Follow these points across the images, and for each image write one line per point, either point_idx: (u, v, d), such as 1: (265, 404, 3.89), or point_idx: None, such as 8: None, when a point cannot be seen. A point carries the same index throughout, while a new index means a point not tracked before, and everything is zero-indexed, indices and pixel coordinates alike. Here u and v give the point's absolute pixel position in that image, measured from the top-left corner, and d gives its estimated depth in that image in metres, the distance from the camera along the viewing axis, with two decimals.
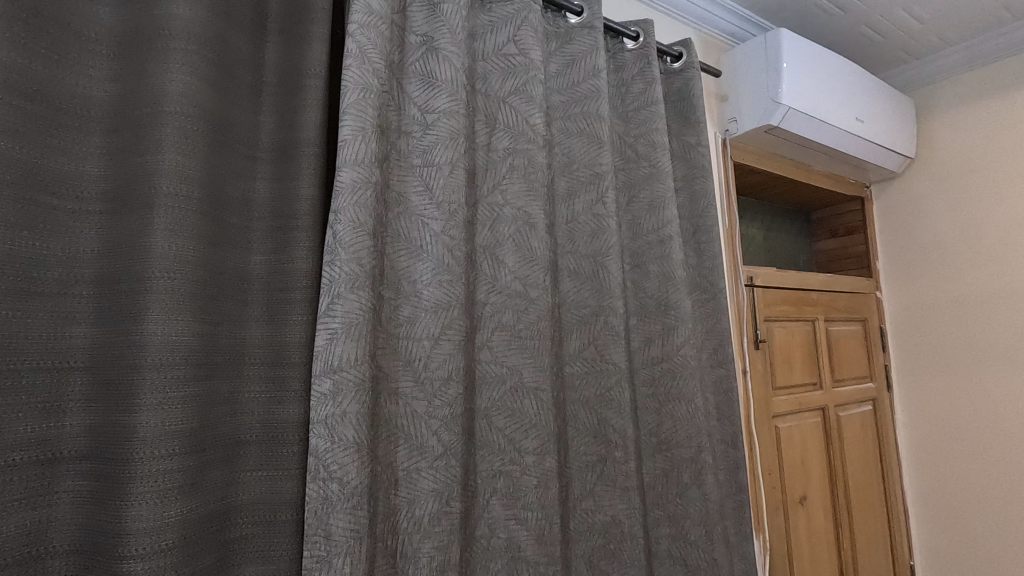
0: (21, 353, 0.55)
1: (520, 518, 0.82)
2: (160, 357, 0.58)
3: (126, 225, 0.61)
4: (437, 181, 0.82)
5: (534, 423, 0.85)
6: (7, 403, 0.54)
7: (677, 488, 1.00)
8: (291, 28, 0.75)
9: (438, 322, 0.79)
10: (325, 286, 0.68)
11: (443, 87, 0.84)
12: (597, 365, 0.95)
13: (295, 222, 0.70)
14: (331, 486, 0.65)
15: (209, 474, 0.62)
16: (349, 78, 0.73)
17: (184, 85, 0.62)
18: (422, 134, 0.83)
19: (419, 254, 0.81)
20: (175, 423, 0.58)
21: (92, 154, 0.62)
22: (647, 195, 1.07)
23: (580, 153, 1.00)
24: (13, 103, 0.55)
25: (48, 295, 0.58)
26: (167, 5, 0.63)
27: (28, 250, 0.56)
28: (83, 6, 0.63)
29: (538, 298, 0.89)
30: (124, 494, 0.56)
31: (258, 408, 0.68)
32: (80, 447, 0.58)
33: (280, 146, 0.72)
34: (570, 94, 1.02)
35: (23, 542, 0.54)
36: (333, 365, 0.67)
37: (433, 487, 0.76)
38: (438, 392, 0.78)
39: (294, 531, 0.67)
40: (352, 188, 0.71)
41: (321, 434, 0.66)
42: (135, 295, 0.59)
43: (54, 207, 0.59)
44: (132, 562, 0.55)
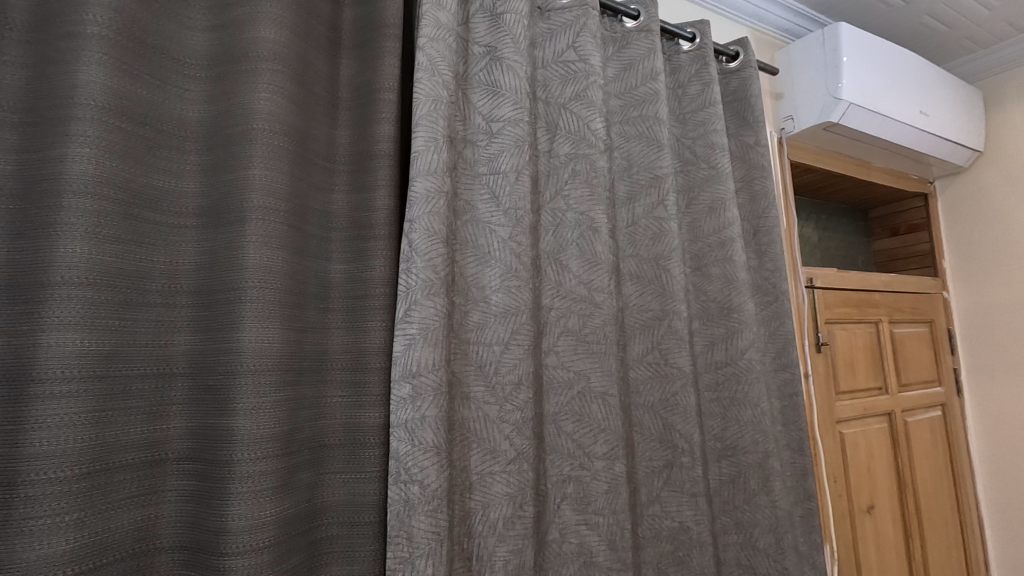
0: (131, 360, 0.59)
1: (589, 522, 0.83)
2: (255, 363, 0.61)
3: (221, 237, 0.64)
4: (504, 189, 0.84)
5: (602, 427, 0.85)
6: (119, 406, 0.58)
7: (745, 495, 0.98)
8: (364, 44, 0.77)
9: (507, 328, 0.81)
10: (402, 293, 0.70)
11: (507, 96, 0.86)
12: (662, 369, 0.94)
13: (372, 231, 0.72)
14: (413, 487, 0.67)
15: (298, 475, 0.64)
16: (421, 91, 0.75)
17: (272, 104, 0.65)
18: (488, 142, 0.85)
19: (487, 261, 0.82)
20: (268, 426, 0.61)
21: (189, 171, 0.66)
22: (707, 197, 1.06)
23: (638, 157, 1.00)
24: (122, 126, 0.59)
25: (153, 306, 0.61)
26: (254, 28, 0.67)
27: (136, 263, 0.60)
28: (179, 33, 0.66)
29: (603, 303, 0.89)
30: (224, 494, 0.59)
31: (341, 412, 0.70)
32: (183, 449, 0.62)
33: (356, 158, 0.75)
34: (628, 98, 1.02)
35: (135, 538, 0.58)
36: (412, 370, 0.68)
37: (506, 491, 0.77)
38: (509, 397, 0.79)
39: (376, 532, 0.68)
40: (426, 198, 0.72)
41: (401, 437, 0.67)
42: (230, 304, 0.62)
43: (157, 222, 0.62)
44: (233, 558, 0.57)
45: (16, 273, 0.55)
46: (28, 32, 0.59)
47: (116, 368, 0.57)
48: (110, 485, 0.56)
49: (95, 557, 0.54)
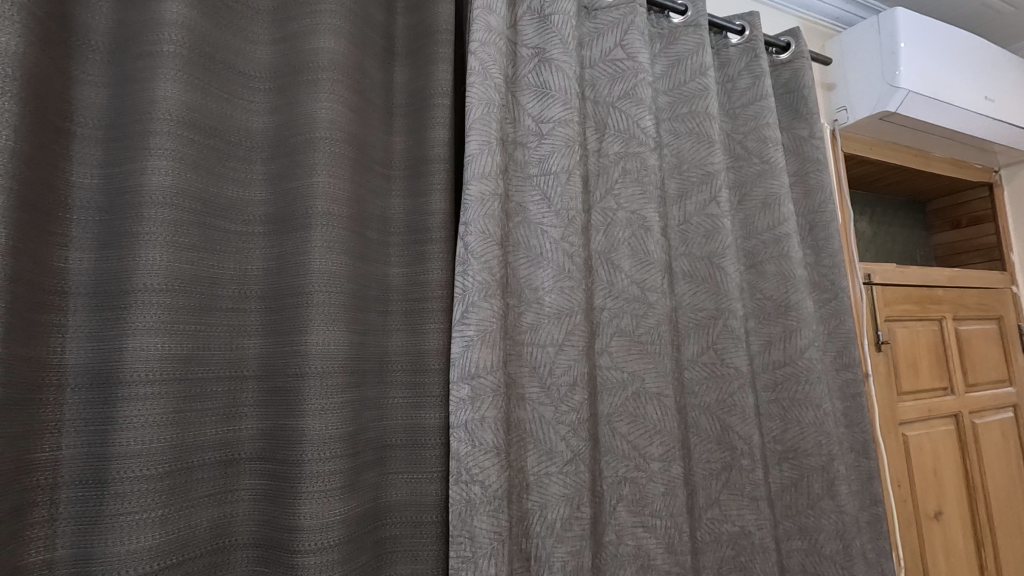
0: (207, 364, 0.61)
1: (647, 525, 0.81)
2: (321, 365, 0.63)
3: (288, 243, 0.66)
4: (555, 190, 0.83)
5: (658, 429, 0.84)
6: (197, 408, 0.60)
7: (808, 499, 0.95)
8: (418, 51, 0.78)
9: (561, 329, 0.80)
10: (459, 295, 0.71)
11: (557, 97, 0.86)
12: (718, 369, 0.93)
13: (429, 235, 0.73)
14: (474, 487, 0.67)
15: (364, 475, 0.66)
16: (474, 95, 0.76)
17: (332, 112, 0.67)
18: (538, 143, 0.85)
19: (540, 262, 0.82)
20: (335, 427, 0.62)
21: (256, 180, 0.68)
22: (760, 193, 1.03)
23: (688, 153, 0.99)
24: (195, 138, 0.62)
25: (225, 310, 0.64)
26: (315, 39, 0.69)
27: (210, 271, 0.62)
28: (245, 47, 0.69)
29: (657, 302, 0.88)
30: (295, 492, 0.60)
31: (402, 413, 0.71)
32: (255, 449, 0.64)
33: (412, 164, 0.76)
34: (677, 94, 1.01)
35: (213, 536, 0.60)
36: (471, 371, 0.69)
37: (564, 492, 0.76)
38: (564, 398, 0.79)
39: (438, 532, 0.69)
40: (480, 200, 0.73)
41: (461, 438, 0.68)
42: (297, 308, 0.64)
43: (227, 230, 0.65)
44: (305, 556, 0.59)
45: (102, 282, 0.58)
46: (109, 52, 0.62)
47: (193, 371, 0.60)
48: (190, 483, 0.59)
49: (177, 553, 0.56)
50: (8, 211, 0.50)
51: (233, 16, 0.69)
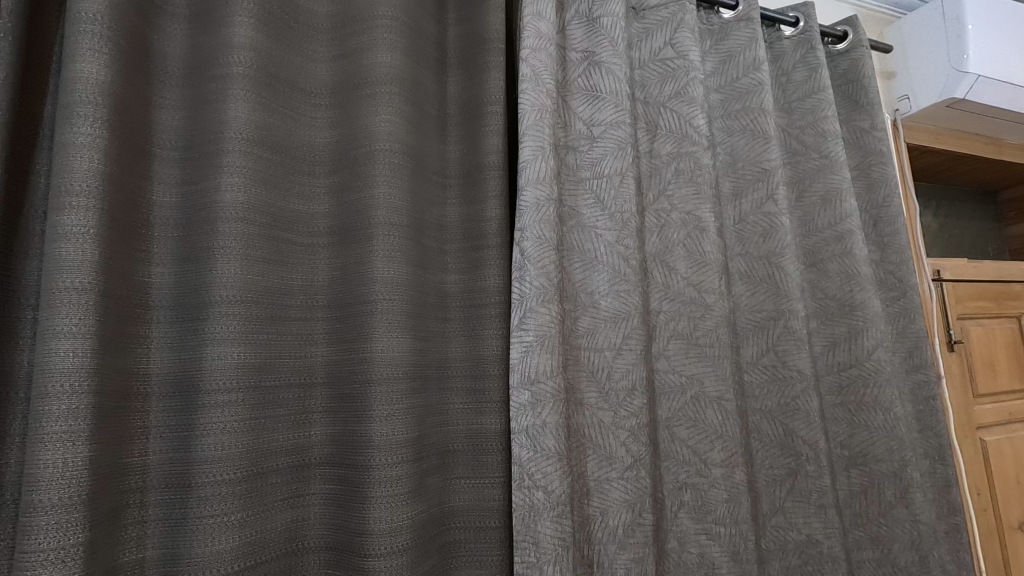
0: (278, 372, 0.64)
1: (710, 532, 0.79)
2: (386, 372, 0.64)
3: (351, 254, 0.68)
4: (609, 193, 0.83)
5: (718, 434, 0.82)
6: (270, 414, 0.62)
7: (880, 508, 0.90)
8: (470, 60, 0.79)
9: (618, 333, 0.80)
10: (516, 301, 0.71)
11: (608, 99, 0.85)
12: (779, 372, 0.90)
13: (485, 241, 0.74)
14: (537, 493, 0.67)
15: (428, 480, 0.67)
16: (527, 102, 0.76)
17: (390, 124, 0.69)
18: (590, 147, 0.85)
19: (595, 266, 0.81)
20: (401, 432, 0.63)
21: (320, 194, 0.70)
22: (821, 188, 0.99)
23: (743, 150, 0.96)
24: (263, 155, 0.65)
25: (294, 320, 0.66)
26: (372, 54, 0.71)
27: (279, 282, 0.65)
28: (306, 66, 0.72)
29: (714, 304, 0.86)
30: (364, 497, 0.62)
31: (463, 418, 0.72)
32: (325, 454, 0.66)
33: (466, 171, 0.77)
34: (730, 91, 0.99)
35: (287, 538, 0.62)
36: (531, 376, 0.69)
37: (625, 498, 0.76)
38: (623, 402, 0.78)
39: (502, 537, 0.69)
40: (536, 206, 0.73)
41: (523, 443, 0.68)
42: (361, 316, 0.66)
43: (294, 242, 0.67)
44: (376, 559, 0.60)
45: (181, 295, 0.61)
46: (183, 77, 0.66)
47: (266, 379, 0.62)
48: (266, 487, 0.61)
49: (255, 555, 0.59)
50: (101, 230, 0.53)
51: (294, 36, 0.71)
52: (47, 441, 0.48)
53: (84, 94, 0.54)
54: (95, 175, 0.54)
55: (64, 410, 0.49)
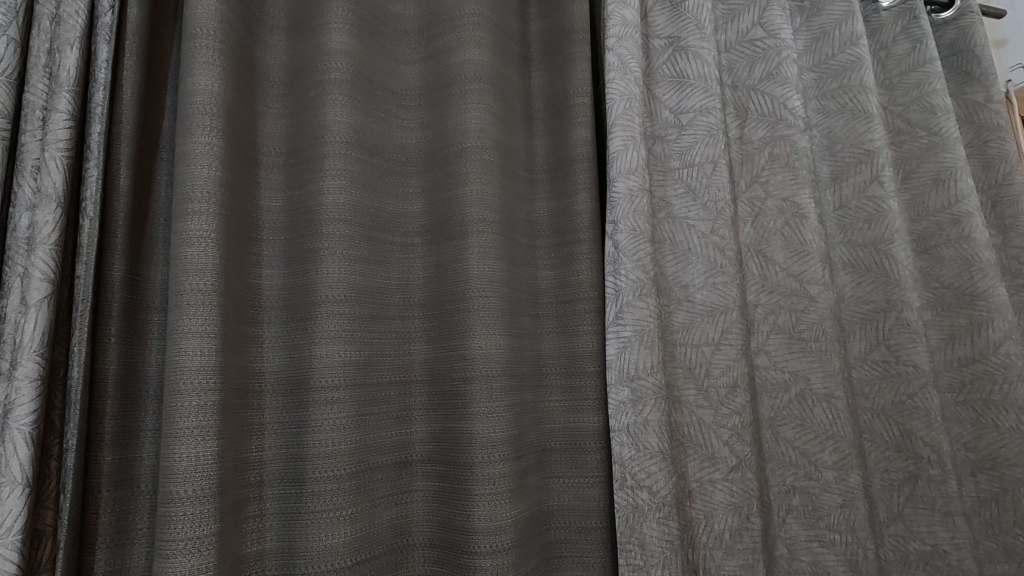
0: (380, 369, 0.65)
1: (823, 539, 0.74)
2: (485, 369, 0.63)
3: (446, 251, 0.68)
4: (701, 182, 0.80)
5: (829, 434, 0.77)
6: (374, 412, 0.63)
7: (1017, 518, 0.81)
8: (554, 53, 0.78)
9: (715, 327, 0.76)
10: (611, 295, 0.69)
11: (696, 85, 0.82)
12: (893, 368, 0.82)
13: (577, 235, 0.73)
14: (641, 494, 0.64)
15: (528, 479, 0.66)
16: (615, 91, 0.74)
17: (480, 121, 0.69)
18: (679, 135, 0.81)
19: (689, 258, 0.78)
20: (501, 430, 0.63)
21: (413, 193, 0.71)
22: (931, 169, 0.91)
23: (841, 131, 0.90)
24: (360, 157, 0.66)
25: (393, 319, 0.67)
26: (460, 53, 0.71)
27: (378, 282, 0.66)
28: (396, 68, 0.73)
29: (819, 296, 0.80)
30: (468, 495, 0.61)
31: (560, 416, 0.70)
32: (426, 452, 0.66)
33: (554, 165, 0.76)
34: (825, 70, 0.92)
35: (393, 535, 0.63)
36: (629, 373, 0.66)
37: (731, 501, 0.72)
38: (725, 400, 0.74)
39: (604, 538, 0.67)
40: (628, 197, 0.71)
41: (624, 442, 0.65)
42: (459, 313, 0.66)
43: (390, 242, 0.68)
44: (482, 557, 0.59)
45: (289, 296, 0.63)
46: (284, 86, 0.68)
47: (370, 377, 0.63)
48: (372, 484, 0.62)
49: (365, 550, 0.60)
50: (220, 234, 0.56)
51: (384, 40, 0.73)
52: (181, 436, 0.50)
53: (202, 105, 0.57)
54: (214, 181, 0.56)
55: (195, 406, 0.51)
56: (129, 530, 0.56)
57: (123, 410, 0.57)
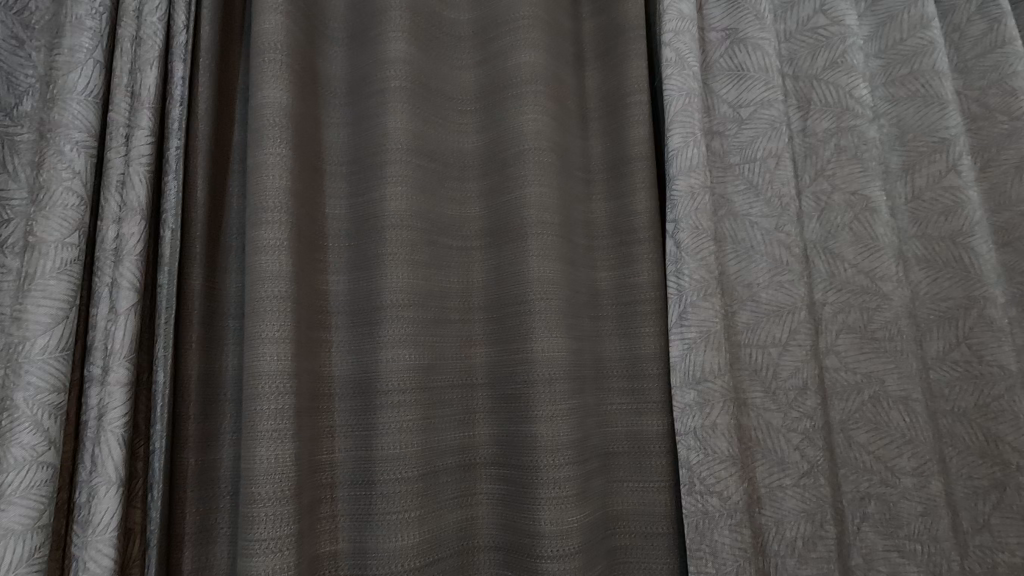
0: (443, 373, 0.65)
1: (903, 549, 0.69)
2: (548, 372, 0.63)
3: (506, 254, 0.68)
4: (763, 177, 0.77)
5: (907, 439, 0.71)
6: (438, 415, 0.64)
7: None
8: (608, 52, 0.77)
9: (782, 328, 0.73)
10: (673, 296, 0.67)
11: (756, 77, 0.78)
12: (975, 369, 0.72)
13: (636, 235, 0.72)
14: (711, 499, 0.62)
15: (592, 482, 0.65)
16: (672, 88, 0.72)
17: (536, 123, 0.68)
18: (738, 130, 0.79)
19: (750, 257, 0.75)
20: (565, 433, 0.62)
21: (471, 197, 0.72)
22: (1013, 156, 0.78)
23: (911, 119, 0.80)
24: (420, 163, 0.67)
25: (454, 322, 0.68)
26: (516, 56, 0.71)
27: (439, 286, 0.67)
28: (451, 74, 0.74)
29: (894, 293, 0.74)
30: (533, 498, 0.61)
31: (623, 419, 0.69)
32: (490, 454, 0.66)
33: (611, 165, 0.75)
34: (894, 55, 0.82)
35: (458, 537, 0.63)
36: (695, 375, 0.64)
37: (803, 508, 0.69)
38: (795, 403, 0.72)
39: (672, 544, 0.65)
40: (690, 195, 0.69)
41: (692, 446, 0.63)
42: (520, 316, 0.65)
43: (450, 247, 0.69)
44: (549, 561, 0.59)
45: (355, 301, 0.64)
46: (345, 95, 0.70)
47: (434, 380, 0.64)
48: (438, 486, 0.62)
49: (432, 552, 0.60)
50: (291, 241, 0.57)
51: (440, 46, 0.74)
52: (261, 438, 0.52)
53: (272, 117, 0.59)
54: (284, 191, 0.58)
55: (273, 409, 0.53)
56: (212, 529, 0.58)
57: (203, 413, 0.60)
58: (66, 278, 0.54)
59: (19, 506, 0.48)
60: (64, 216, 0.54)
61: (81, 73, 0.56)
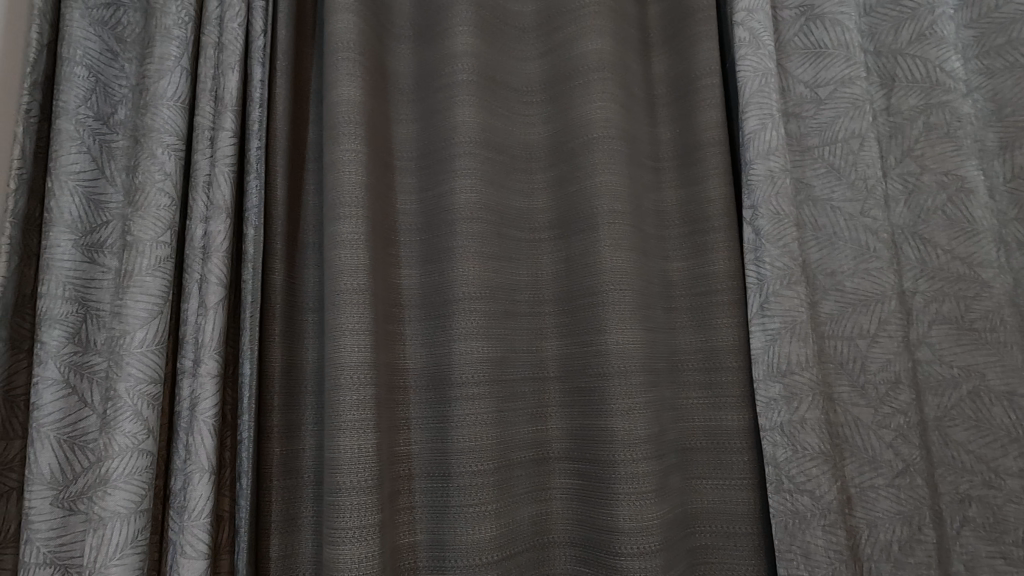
0: (515, 366, 0.65)
1: (1010, 557, 0.61)
2: (623, 363, 0.61)
3: (577, 244, 0.67)
4: (844, 159, 0.71)
5: (1013, 437, 0.62)
6: (511, 408, 0.64)
7: None
8: (676, 35, 0.75)
9: (870, 318, 0.68)
10: (754, 285, 0.65)
11: (835, 54, 0.72)
12: None
13: (710, 223, 0.69)
14: (802, 498, 0.59)
15: (670, 479, 0.63)
16: (747, 68, 0.69)
17: (605, 110, 0.67)
18: (817, 111, 0.72)
19: (833, 244, 0.70)
20: (642, 427, 0.60)
21: (539, 189, 0.71)
22: None
23: (1008, 93, 0.66)
24: (487, 155, 0.67)
25: (524, 315, 0.67)
26: (582, 44, 0.70)
27: (508, 279, 0.66)
28: (517, 66, 0.73)
29: (995, 279, 0.64)
30: (610, 494, 0.60)
31: (700, 414, 0.67)
32: (564, 449, 0.65)
33: (682, 152, 0.73)
34: (989, 24, 0.67)
35: (534, 532, 0.62)
36: (779, 368, 0.62)
37: (898, 509, 0.63)
38: (886, 399, 0.66)
39: (757, 545, 0.62)
40: (769, 179, 0.65)
41: (777, 441, 0.61)
42: (593, 308, 0.64)
43: (519, 239, 0.69)
44: (628, 559, 0.57)
45: (428, 293, 0.65)
46: (413, 91, 0.70)
47: (506, 373, 0.64)
48: (513, 480, 0.62)
49: (508, 546, 0.60)
50: (368, 235, 0.58)
51: (504, 38, 0.73)
52: (344, 428, 0.53)
53: (347, 114, 0.60)
54: (360, 187, 0.59)
55: (354, 400, 0.54)
56: (298, 517, 0.60)
57: (288, 405, 0.61)
58: (160, 275, 0.56)
59: (122, 490, 0.51)
60: (158, 216, 0.57)
61: (170, 80, 0.59)
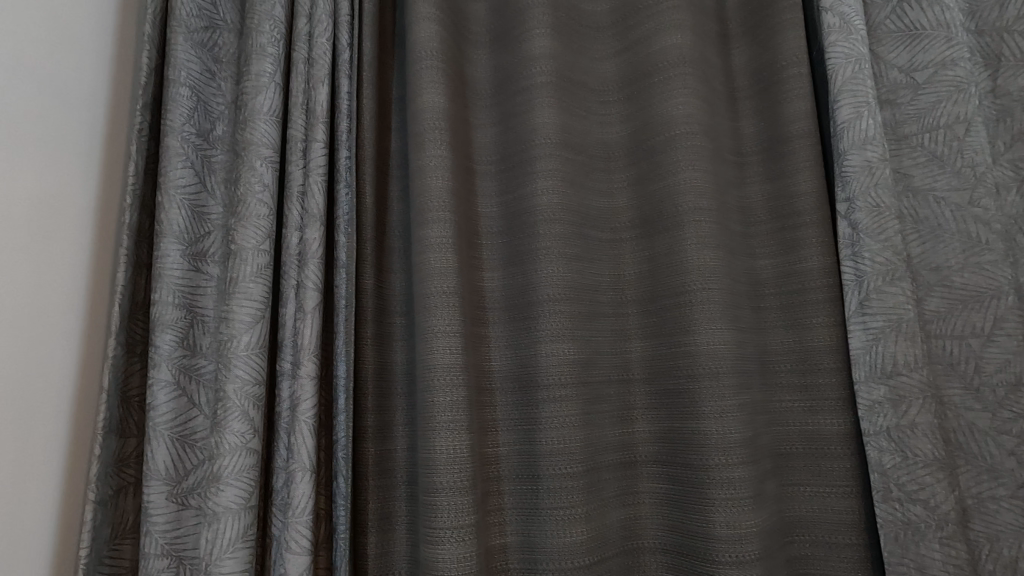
0: (600, 367, 0.64)
1: None
2: (714, 365, 0.59)
3: (661, 243, 0.65)
4: (948, 146, 0.64)
5: None
6: (598, 410, 0.63)
7: None
8: (758, 25, 0.72)
9: (983, 316, 0.61)
10: (851, 282, 0.62)
11: (934, 35, 0.66)
12: None
13: (801, 218, 0.66)
14: (914, 508, 0.55)
15: (767, 485, 0.61)
16: (838, 56, 0.66)
17: (687, 107, 0.65)
18: (914, 97, 0.66)
19: (937, 237, 0.64)
20: (736, 431, 0.58)
21: (619, 188, 0.70)
22: None
23: None
24: (567, 156, 0.67)
25: (608, 315, 0.66)
26: (661, 39, 0.68)
27: (590, 280, 0.66)
28: (593, 66, 0.73)
29: None
30: (704, 500, 0.58)
31: (796, 417, 0.64)
32: (652, 452, 0.63)
33: (768, 145, 0.70)
34: None
35: (624, 536, 0.61)
36: (884, 369, 0.58)
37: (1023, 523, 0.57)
38: (1006, 403, 0.59)
39: (864, 557, 0.59)
40: (867, 170, 0.62)
41: (884, 447, 0.57)
42: (680, 308, 0.62)
43: (600, 239, 0.68)
44: (726, 567, 0.56)
45: (511, 295, 0.65)
46: (492, 96, 0.71)
47: (592, 375, 0.63)
48: (602, 483, 0.61)
49: (599, 549, 0.59)
50: (455, 239, 0.59)
51: (580, 39, 0.73)
52: (439, 428, 0.54)
53: (433, 122, 0.62)
54: (446, 192, 0.60)
55: (449, 402, 0.55)
56: (391, 516, 0.61)
57: (380, 406, 0.63)
58: (261, 281, 0.59)
59: (233, 487, 0.54)
60: (258, 224, 0.59)
61: (266, 96, 0.62)
